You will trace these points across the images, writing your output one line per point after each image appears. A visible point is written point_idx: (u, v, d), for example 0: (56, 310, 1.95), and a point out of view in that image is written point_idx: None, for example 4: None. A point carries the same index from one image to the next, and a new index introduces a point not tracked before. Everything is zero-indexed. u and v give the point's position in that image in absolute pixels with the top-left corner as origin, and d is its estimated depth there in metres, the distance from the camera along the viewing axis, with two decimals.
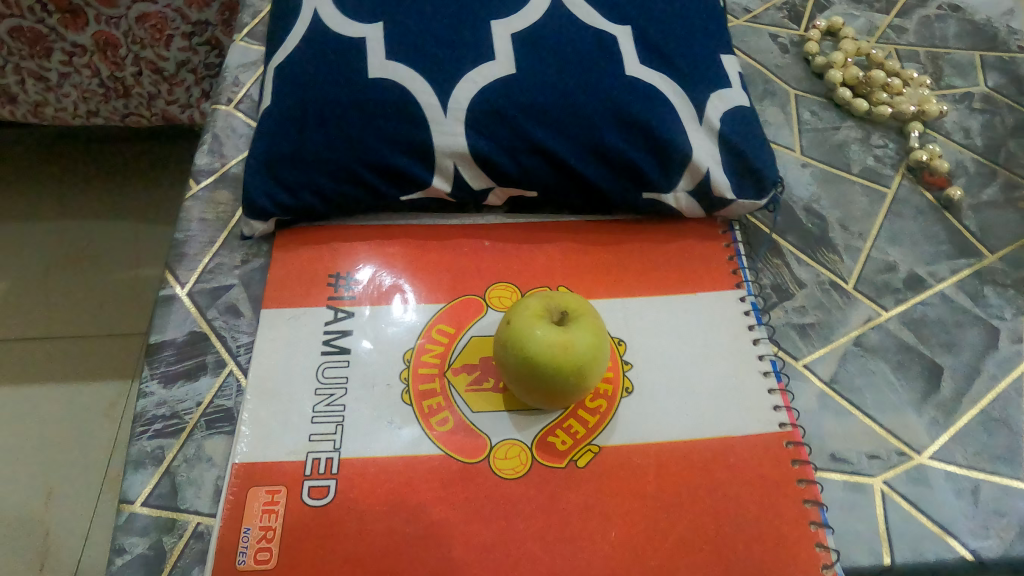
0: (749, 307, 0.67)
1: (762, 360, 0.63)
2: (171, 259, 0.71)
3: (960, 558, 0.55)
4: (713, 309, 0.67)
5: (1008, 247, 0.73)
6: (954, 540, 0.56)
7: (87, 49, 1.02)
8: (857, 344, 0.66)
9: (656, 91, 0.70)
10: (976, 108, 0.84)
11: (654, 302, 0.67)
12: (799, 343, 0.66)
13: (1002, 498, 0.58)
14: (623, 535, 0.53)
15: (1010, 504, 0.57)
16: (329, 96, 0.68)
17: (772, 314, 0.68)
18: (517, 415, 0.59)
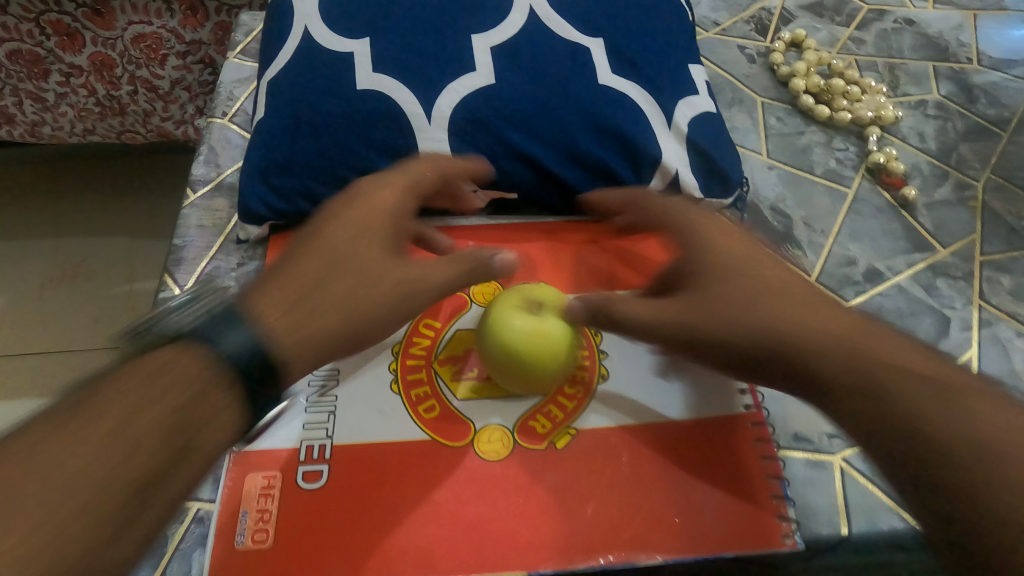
0: None
1: None
2: (170, 264, 0.75)
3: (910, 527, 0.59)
4: None
5: (960, 242, 0.78)
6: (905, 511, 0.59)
7: (83, 70, 1.05)
8: None
9: (627, 98, 0.75)
10: (930, 114, 0.89)
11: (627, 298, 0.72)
12: None
13: None
14: (599, 510, 0.57)
15: None
16: (320, 106, 0.72)
17: None
18: (499, 401, 0.63)
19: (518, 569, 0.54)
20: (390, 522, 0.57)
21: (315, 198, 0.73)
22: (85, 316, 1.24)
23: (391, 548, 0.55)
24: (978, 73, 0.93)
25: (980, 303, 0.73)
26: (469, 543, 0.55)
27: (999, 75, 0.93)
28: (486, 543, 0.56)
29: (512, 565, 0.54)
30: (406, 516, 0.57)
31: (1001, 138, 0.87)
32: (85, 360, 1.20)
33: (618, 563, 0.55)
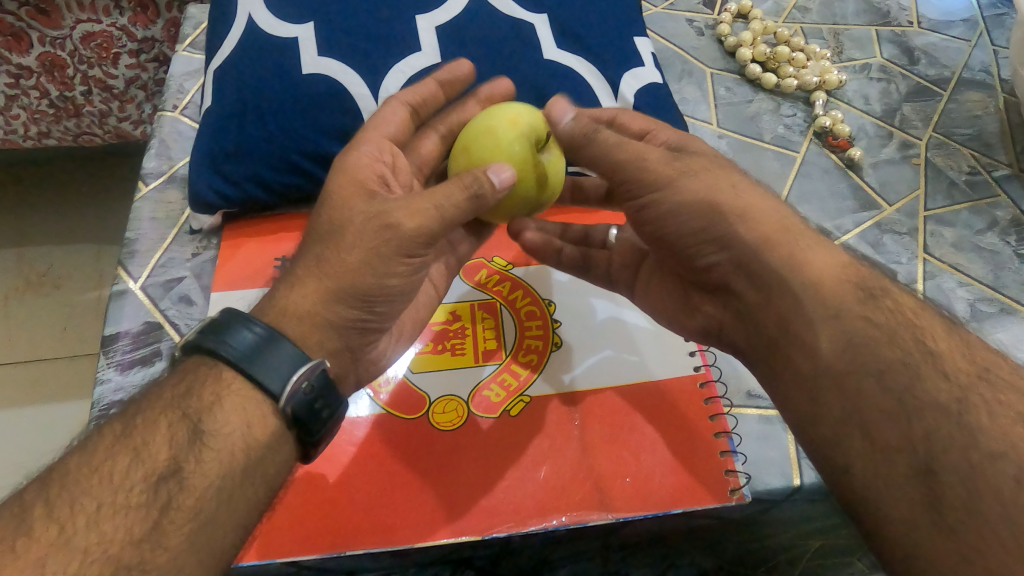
0: None
1: None
2: (123, 257, 0.75)
3: None
4: None
5: (904, 199, 0.80)
6: None
7: (33, 71, 1.03)
8: None
9: (573, 72, 0.76)
10: (874, 77, 0.91)
11: None
12: None
13: None
14: (552, 473, 0.60)
15: None
16: (268, 93, 0.72)
17: None
18: (455, 373, 0.67)
19: (475, 532, 0.57)
20: (352, 495, 0.59)
21: (267, 184, 0.73)
22: (52, 325, 1.23)
23: (355, 520, 0.57)
24: (918, 35, 0.95)
25: (924, 257, 0.75)
26: (428, 512, 0.58)
27: (939, 36, 0.95)
28: (445, 511, 0.58)
29: (468, 530, 0.57)
30: (368, 487, 0.59)
31: (941, 96, 0.89)
32: (54, 368, 1.18)
33: (571, 523, 0.57)
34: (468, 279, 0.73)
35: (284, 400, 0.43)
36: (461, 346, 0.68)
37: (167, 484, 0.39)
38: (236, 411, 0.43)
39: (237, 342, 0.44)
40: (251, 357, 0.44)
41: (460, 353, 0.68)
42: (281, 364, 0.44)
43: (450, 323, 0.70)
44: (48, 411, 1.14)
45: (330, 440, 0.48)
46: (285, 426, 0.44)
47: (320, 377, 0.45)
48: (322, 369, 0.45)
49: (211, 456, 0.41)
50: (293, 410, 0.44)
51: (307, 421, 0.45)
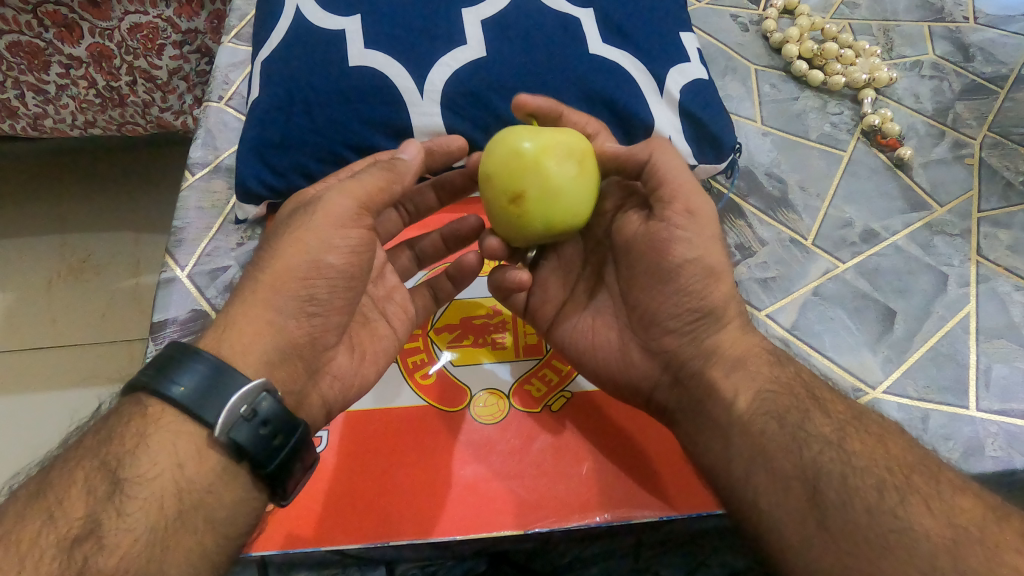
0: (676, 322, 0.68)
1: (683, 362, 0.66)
2: (170, 245, 0.76)
3: None
4: None
5: (956, 200, 0.78)
6: None
7: (83, 61, 1.05)
8: (815, 294, 0.71)
9: (618, 67, 0.75)
10: (926, 75, 0.89)
11: None
12: (762, 295, 0.71)
13: (949, 424, 0.63)
14: (594, 469, 0.60)
15: (956, 429, 0.62)
16: (314, 85, 0.72)
17: (738, 272, 0.73)
18: (495, 367, 0.67)
19: (516, 526, 0.57)
20: (394, 486, 0.59)
21: (311, 175, 0.74)
22: (93, 310, 1.25)
23: (397, 511, 0.58)
24: (973, 32, 0.93)
25: (977, 259, 0.73)
26: (469, 504, 0.58)
27: (995, 32, 0.93)
28: (487, 503, 0.58)
29: (510, 524, 0.57)
30: (411, 477, 0.60)
31: (998, 95, 0.86)
32: (91, 354, 1.21)
33: (614, 520, 0.57)
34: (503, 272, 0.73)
35: (222, 428, 0.43)
36: (501, 341, 0.68)
37: (81, 545, 0.39)
38: (164, 450, 0.43)
39: (185, 380, 0.43)
40: (194, 394, 0.43)
41: (500, 347, 0.68)
42: (222, 395, 0.43)
43: (488, 318, 0.70)
44: (84, 396, 1.17)
45: (300, 473, 0.47)
46: (236, 457, 0.44)
47: (269, 402, 0.44)
48: (269, 392, 0.44)
49: (135, 504, 0.41)
50: (235, 440, 0.43)
51: (258, 451, 0.44)
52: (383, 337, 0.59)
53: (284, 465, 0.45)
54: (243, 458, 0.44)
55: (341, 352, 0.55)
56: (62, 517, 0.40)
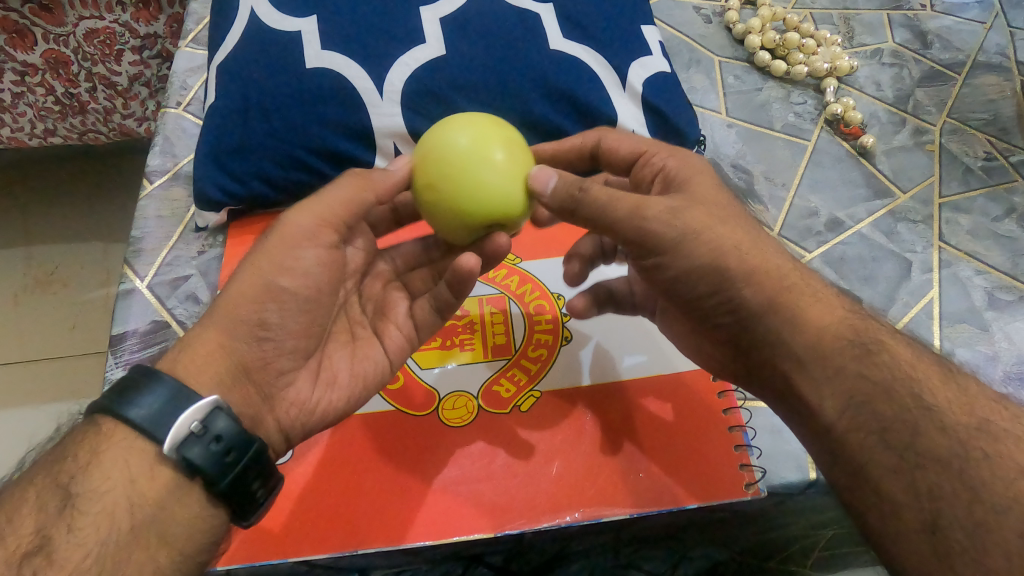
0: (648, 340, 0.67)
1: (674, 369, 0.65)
2: (128, 255, 0.74)
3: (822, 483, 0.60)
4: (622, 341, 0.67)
5: (918, 186, 0.79)
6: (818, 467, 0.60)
7: (37, 68, 1.02)
8: None
9: (579, 62, 0.75)
10: (886, 63, 0.89)
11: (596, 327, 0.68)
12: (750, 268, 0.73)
13: None
14: (564, 469, 0.59)
15: None
16: (270, 88, 0.71)
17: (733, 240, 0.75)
18: (462, 368, 0.66)
19: (487, 529, 0.56)
20: (364, 491, 0.58)
21: (272, 180, 0.73)
22: (61, 323, 1.23)
23: (365, 518, 0.57)
24: (931, 19, 0.93)
25: (939, 245, 0.74)
26: (438, 509, 0.57)
27: (953, 19, 0.94)
28: (457, 507, 0.57)
29: (480, 528, 0.56)
30: (379, 484, 0.59)
31: (956, 81, 0.87)
32: (63, 368, 1.18)
33: (584, 519, 0.57)
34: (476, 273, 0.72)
35: (172, 446, 0.41)
36: (468, 341, 0.67)
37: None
38: (116, 465, 0.41)
39: (141, 404, 0.41)
40: (152, 415, 0.41)
41: (468, 348, 0.67)
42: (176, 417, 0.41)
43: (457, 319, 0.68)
44: (64, 409, 1.15)
45: (261, 493, 0.45)
46: (186, 475, 0.42)
47: (220, 417, 0.42)
48: (222, 410, 0.43)
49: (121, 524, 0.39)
50: (186, 458, 0.41)
51: (210, 467, 0.41)
52: (371, 358, 0.56)
53: (239, 484, 0.43)
54: (195, 477, 0.42)
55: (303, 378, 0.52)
56: (19, 534, 0.38)
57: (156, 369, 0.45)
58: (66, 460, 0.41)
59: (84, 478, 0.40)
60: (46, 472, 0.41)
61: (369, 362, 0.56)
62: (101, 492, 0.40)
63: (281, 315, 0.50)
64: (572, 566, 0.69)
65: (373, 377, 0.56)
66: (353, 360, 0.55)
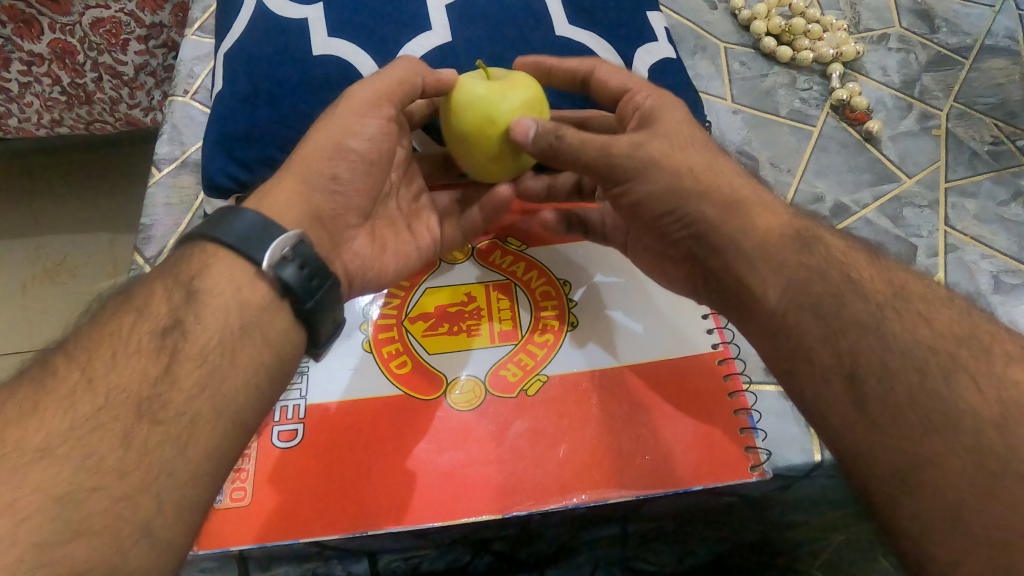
0: (656, 322, 0.67)
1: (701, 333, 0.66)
2: (138, 243, 0.75)
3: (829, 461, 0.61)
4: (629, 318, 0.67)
5: (924, 171, 0.79)
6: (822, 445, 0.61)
7: (44, 58, 1.03)
8: None
9: (585, 48, 0.75)
10: (893, 48, 0.89)
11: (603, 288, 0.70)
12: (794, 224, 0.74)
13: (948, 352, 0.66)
14: (570, 452, 0.60)
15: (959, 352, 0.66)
16: (278, 76, 0.72)
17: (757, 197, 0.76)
18: (469, 353, 0.66)
19: (495, 511, 0.57)
20: (372, 472, 0.59)
21: (279, 166, 0.72)
22: (71, 313, 1.24)
23: (374, 500, 0.57)
24: (938, 3, 0.93)
25: (945, 230, 0.74)
26: (447, 491, 0.58)
27: (960, 4, 0.93)
28: (465, 489, 0.58)
29: (488, 509, 0.57)
30: (388, 466, 0.59)
31: (962, 65, 0.87)
32: None
33: (591, 501, 0.57)
34: (483, 259, 0.72)
35: (269, 267, 0.47)
36: (476, 327, 0.67)
37: None
38: (224, 275, 0.47)
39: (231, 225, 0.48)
40: (246, 239, 0.48)
41: (475, 333, 0.67)
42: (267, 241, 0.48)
43: (465, 304, 0.69)
44: None
45: (330, 325, 0.52)
46: (279, 294, 0.48)
47: (304, 248, 0.49)
48: (305, 243, 0.49)
49: None
50: (282, 278, 0.48)
51: (299, 287, 0.48)
52: (407, 243, 0.66)
53: (318, 307, 0.50)
54: (285, 296, 0.49)
55: (362, 237, 0.61)
56: None
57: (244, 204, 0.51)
58: (182, 267, 0.47)
59: (203, 278, 0.46)
60: (165, 277, 0.47)
61: (407, 248, 0.66)
62: (216, 291, 0.46)
63: (346, 173, 0.58)
64: (578, 559, 0.72)
65: (412, 260, 0.66)
66: (394, 241, 0.65)
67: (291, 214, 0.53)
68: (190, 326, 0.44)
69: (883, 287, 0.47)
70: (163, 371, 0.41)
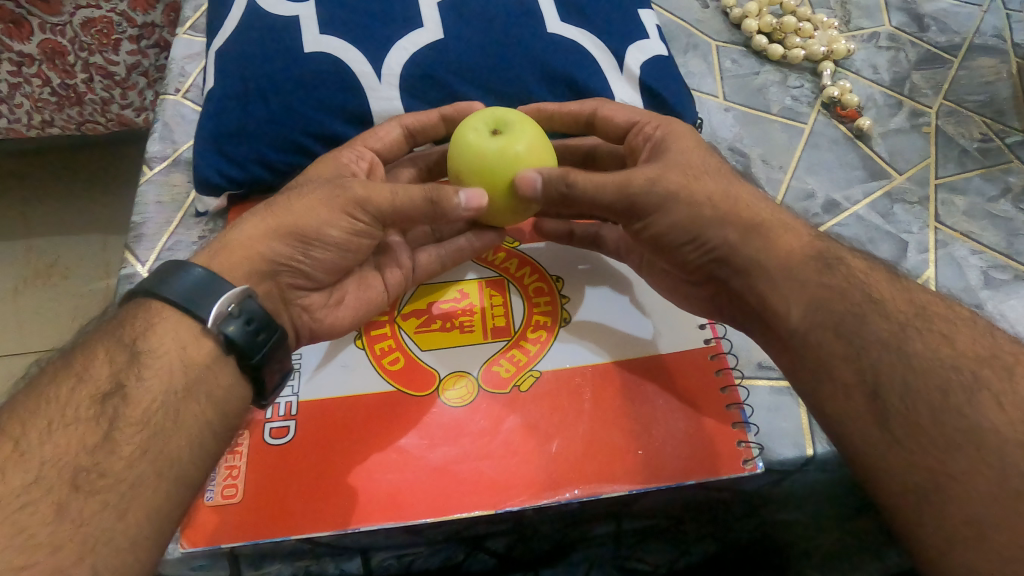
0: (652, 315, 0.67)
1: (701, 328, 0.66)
2: (129, 241, 0.75)
3: None
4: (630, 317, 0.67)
5: (914, 167, 0.79)
6: None
7: (34, 59, 1.03)
8: None
9: (577, 45, 0.75)
10: (882, 46, 0.89)
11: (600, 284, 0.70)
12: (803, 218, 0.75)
13: None
14: (563, 447, 0.60)
15: None
16: (269, 73, 0.71)
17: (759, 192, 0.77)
18: (462, 349, 0.66)
19: (488, 506, 0.57)
20: (365, 469, 0.59)
21: (270, 164, 0.72)
22: (61, 316, 1.23)
23: (367, 496, 0.57)
24: (927, 2, 0.94)
25: (936, 226, 0.75)
26: (439, 486, 0.58)
27: (949, 2, 0.94)
28: (457, 485, 0.58)
29: (481, 505, 0.57)
30: (380, 462, 0.59)
31: (951, 64, 0.88)
32: None
33: (584, 496, 0.57)
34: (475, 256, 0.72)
35: (214, 323, 0.47)
36: (469, 324, 0.67)
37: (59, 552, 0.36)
38: (170, 335, 0.46)
39: (174, 281, 0.47)
40: (189, 294, 0.47)
41: (468, 329, 0.67)
42: (213, 296, 0.47)
43: (457, 301, 0.69)
44: None
45: (276, 373, 0.51)
46: (223, 349, 0.47)
47: (252, 303, 0.48)
48: (252, 297, 0.48)
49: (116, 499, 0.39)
50: (227, 334, 0.47)
51: (244, 344, 0.47)
52: (373, 288, 0.63)
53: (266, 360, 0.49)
54: (230, 351, 0.48)
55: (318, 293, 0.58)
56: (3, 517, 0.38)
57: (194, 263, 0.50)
58: (127, 327, 0.46)
59: (147, 339, 0.46)
60: (112, 335, 0.46)
61: (373, 293, 0.63)
62: (160, 352, 0.45)
63: (320, 255, 0.55)
64: (574, 557, 0.72)
65: (374, 307, 0.63)
66: (359, 287, 0.62)
67: (244, 272, 0.51)
68: (132, 390, 0.44)
69: (906, 308, 0.47)
70: (102, 439, 0.41)
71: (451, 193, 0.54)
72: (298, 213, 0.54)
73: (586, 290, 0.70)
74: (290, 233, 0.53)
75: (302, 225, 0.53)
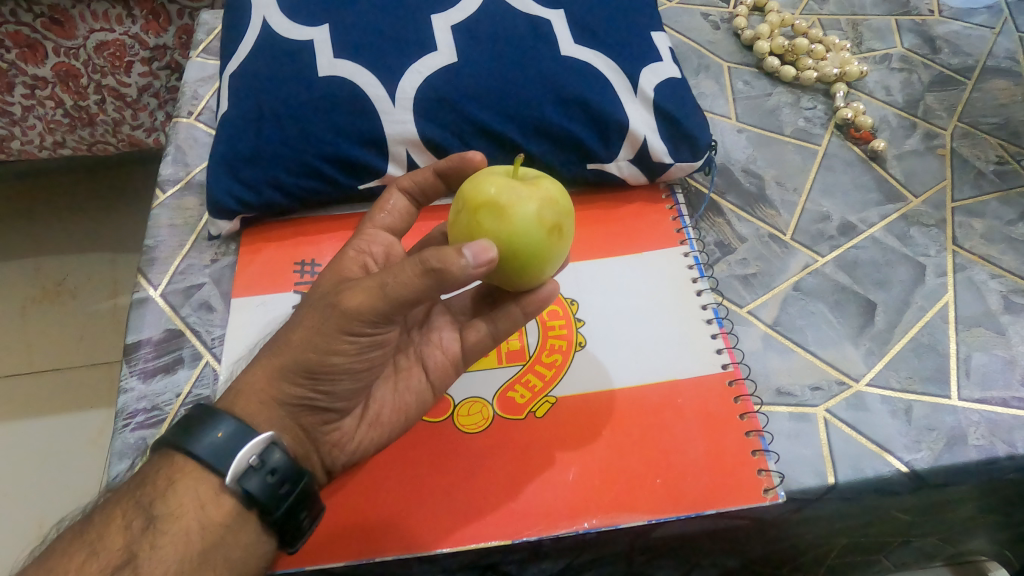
0: (670, 337, 0.67)
1: (718, 353, 0.66)
2: (142, 265, 0.74)
3: (894, 471, 0.60)
4: (649, 341, 0.67)
5: (930, 190, 0.78)
6: (890, 456, 0.61)
7: (48, 82, 1.03)
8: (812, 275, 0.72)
9: (590, 68, 0.75)
10: (895, 68, 0.89)
11: (615, 306, 0.69)
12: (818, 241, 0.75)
13: (987, 368, 0.66)
14: (580, 475, 0.59)
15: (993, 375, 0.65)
16: (284, 97, 0.71)
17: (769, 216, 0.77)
18: (477, 374, 0.65)
19: (504, 537, 0.56)
20: (382, 498, 0.58)
21: (284, 187, 0.72)
22: (68, 335, 1.22)
23: (383, 526, 0.57)
24: (939, 25, 0.94)
25: (954, 249, 0.74)
26: (455, 516, 0.57)
27: (960, 25, 0.94)
28: (473, 514, 0.57)
29: (498, 535, 0.56)
30: (397, 492, 0.58)
31: (965, 85, 0.87)
32: (71, 378, 1.17)
33: (601, 526, 0.56)
34: None
35: (233, 478, 0.46)
36: None
37: None
38: (188, 494, 0.46)
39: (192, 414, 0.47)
40: (214, 448, 0.46)
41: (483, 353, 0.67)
42: (237, 444, 0.47)
43: None
44: (72, 420, 1.12)
45: (306, 519, 0.50)
46: (246, 505, 0.47)
47: (275, 453, 0.47)
48: (277, 445, 0.47)
49: None
50: (246, 488, 0.46)
51: (265, 497, 0.47)
52: (412, 385, 0.58)
53: (288, 514, 0.48)
54: (252, 505, 0.47)
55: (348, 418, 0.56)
56: None
57: (220, 408, 0.49)
58: (146, 487, 0.46)
59: (164, 501, 0.45)
60: (129, 498, 0.46)
61: (411, 391, 0.58)
62: (178, 514, 0.45)
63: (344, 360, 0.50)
64: None
65: (416, 404, 0.58)
66: (395, 390, 0.58)
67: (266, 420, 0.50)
68: (144, 561, 0.43)
69: None
70: None
71: (455, 252, 0.44)
72: (296, 347, 0.50)
73: (601, 312, 0.69)
74: (294, 369, 0.50)
75: (303, 361, 0.49)
